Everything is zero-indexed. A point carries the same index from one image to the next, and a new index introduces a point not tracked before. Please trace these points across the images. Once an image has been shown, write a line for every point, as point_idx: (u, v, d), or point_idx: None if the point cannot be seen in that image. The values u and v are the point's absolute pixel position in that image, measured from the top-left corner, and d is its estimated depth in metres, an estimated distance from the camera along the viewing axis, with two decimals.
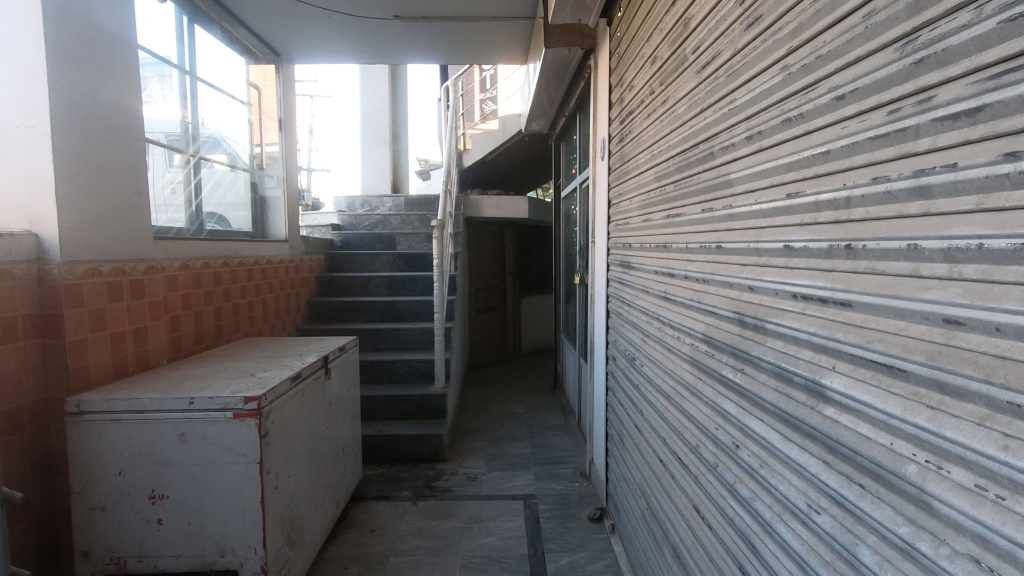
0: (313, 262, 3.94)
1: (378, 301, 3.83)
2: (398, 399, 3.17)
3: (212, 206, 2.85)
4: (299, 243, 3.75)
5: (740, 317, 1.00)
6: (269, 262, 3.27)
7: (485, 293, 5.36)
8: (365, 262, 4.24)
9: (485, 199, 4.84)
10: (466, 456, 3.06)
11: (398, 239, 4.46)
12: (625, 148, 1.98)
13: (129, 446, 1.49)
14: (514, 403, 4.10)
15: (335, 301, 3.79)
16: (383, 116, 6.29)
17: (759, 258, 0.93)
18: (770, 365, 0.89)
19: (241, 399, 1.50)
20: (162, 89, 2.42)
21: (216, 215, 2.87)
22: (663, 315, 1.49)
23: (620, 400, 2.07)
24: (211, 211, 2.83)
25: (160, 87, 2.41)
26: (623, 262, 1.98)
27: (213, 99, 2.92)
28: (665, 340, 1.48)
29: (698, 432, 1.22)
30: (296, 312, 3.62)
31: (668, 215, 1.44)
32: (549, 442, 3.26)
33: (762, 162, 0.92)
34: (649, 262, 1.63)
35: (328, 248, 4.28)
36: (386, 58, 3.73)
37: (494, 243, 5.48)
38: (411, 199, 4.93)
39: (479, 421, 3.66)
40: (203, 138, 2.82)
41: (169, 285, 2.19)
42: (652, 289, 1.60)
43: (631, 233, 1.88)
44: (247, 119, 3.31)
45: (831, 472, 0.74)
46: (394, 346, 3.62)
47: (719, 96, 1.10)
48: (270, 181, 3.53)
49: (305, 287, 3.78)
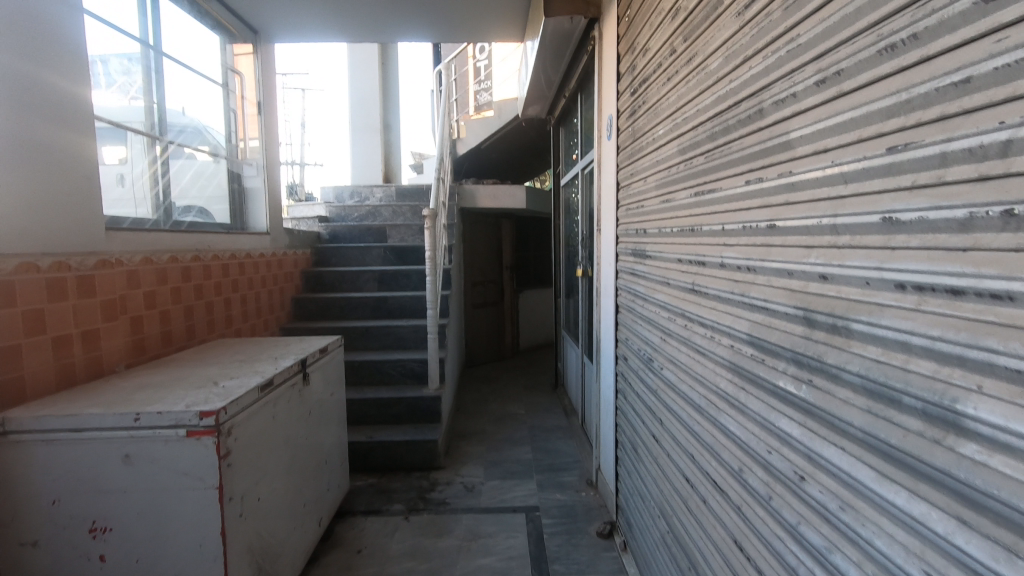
0: (297, 255, 3.70)
1: (368, 297, 3.60)
2: (389, 403, 2.95)
3: (182, 199, 2.62)
4: (283, 236, 3.51)
5: (806, 315, 0.78)
6: (249, 256, 3.03)
7: (483, 288, 5.14)
8: (354, 256, 4.01)
9: (481, 188, 4.61)
10: (462, 462, 2.85)
11: (389, 231, 4.23)
12: (638, 121, 1.76)
13: (64, 471, 1.27)
14: (513, 403, 3.89)
15: (321, 297, 3.56)
16: (373, 106, 6.03)
17: (837, 238, 0.72)
18: (857, 377, 0.68)
19: (195, 413, 1.28)
20: (126, 69, 2.21)
21: (195, 208, 2.73)
22: (690, 311, 1.27)
23: (632, 404, 1.85)
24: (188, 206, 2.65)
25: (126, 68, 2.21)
26: (636, 250, 1.77)
27: (184, 82, 2.69)
28: (691, 340, 1.26)
29: (742, 453, 1.00)
30: (278, 308, 3.37)
31: (697, 193, 1.22)
32: (551, 446, 3.05)
33: (843, 111, 0.70)
34: (670, 251, 1.41)
35: (315, 241, 4.05)
36: (373, 37, 3.49)
37: (492, 235, 5.25)
38: (403, 190, 4.67)
39: (476, 423, 3.45)
40: (177, 129, 2.63)
41: (129, 281, 1.95)
42: (674, 281, 1.38)
43: (646, 217, 1.66)
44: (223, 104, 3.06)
45: (968, 535, 0.52)
46: (385, 345, 3.40)
47: (771, 37, 0.88)
48: (249, 170, 3.27)
49: (288, 282, 3.54)
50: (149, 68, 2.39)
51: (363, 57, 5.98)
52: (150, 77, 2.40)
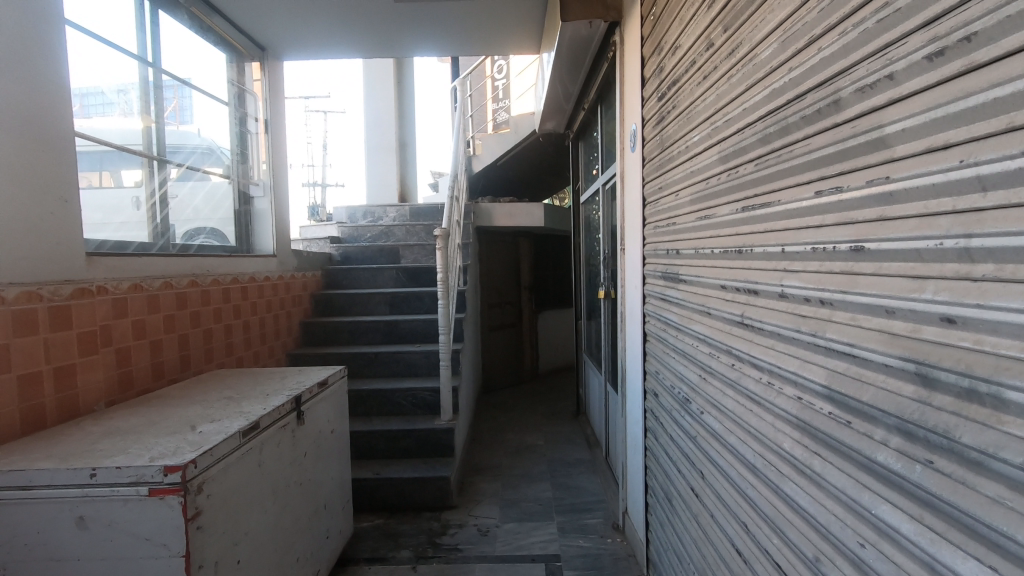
0: (306, 278, 3.56)
1: (378, 321, 3.44)
2: (399, 436, 2.76)
3: (186, 222, 2.51)
4: (291, 257, 3.39)
5: (921, 371, 0.58)
6: (255, 279, 2.90)
7: (500, 309, 4.95)
8: (366, 278, 3.87)
9: (497, 206, 4.45)
10: (477, 501, 2.64)
11: (402, 252, 4.09)
12: (665, 129, 1.57)
13: (11, 535, 1.10)
14: (532, 433, 3.67)
15: (330, 322, 3.41)
16: (388, 124, 5.95)
17: (972, 268, 0.52)
18: (1019, 470, 0.47)
19: (159, 468, 1.11)
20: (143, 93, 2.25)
21: (206, 230, 2.66)
22: (737, 349, 1.06)
23: (665, 447, 1.63)
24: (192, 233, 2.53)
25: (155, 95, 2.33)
26: (666, 273, 1.57)
27: (188, 98, 2.59)
28: (739, 383, 1.05)
29: (816, 536, 0.78)
30: (286, 333, 3.22)
31: (745, 207, 1.02)
32: (573, 483, 2.82)
33: (979, 90, 0.51)
34: (709, 275, 1.21)
35: (325, 263, 3.92)
36: (385, 52, 3.38)
37: (509, 254, 5.08)
38: (417, 208, 4.53)
39: (493, 456, 3.24)
40: (185, 151, 2.54)
41: (115, 311, 1.81)
42: (714, 311, 1.18)
43: (678, 236, 1.47)
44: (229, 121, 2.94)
45: None
46: (396, 373, 3.23)
47: (850, 7, 0.69)
48: (256, 190, 3.14)
49: (297, 306, 3.40)
50: (176, 94, 2.49)
51: (378, 76, 5.91)
52: (175, 103, 2.47)
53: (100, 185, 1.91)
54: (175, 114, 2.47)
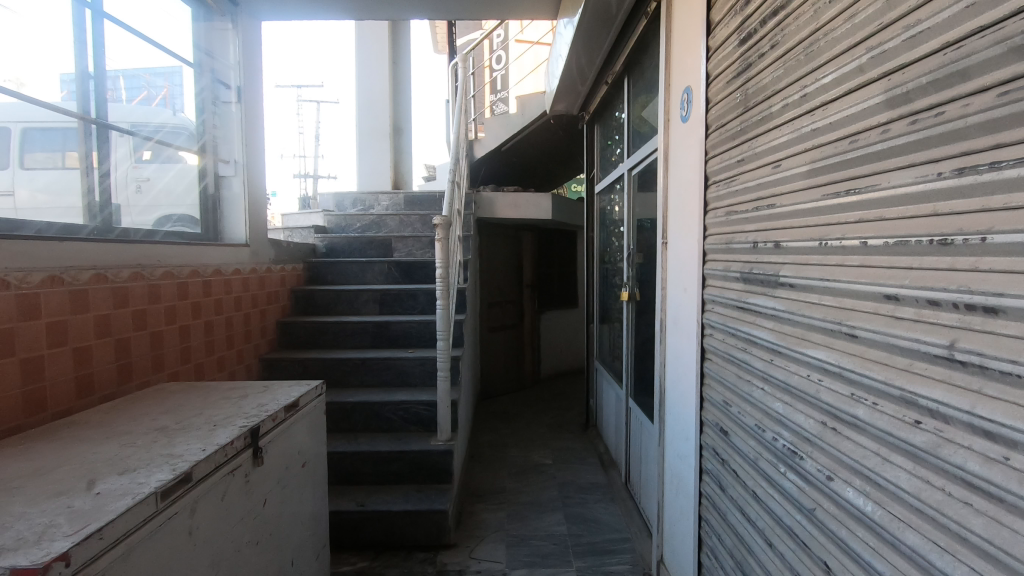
0: (284, 271, 3.14)
1: (367, 322, 3.03)
2: (388, 458, 2.36)
3: (144, 206, 2.14)
4: (269, 248, 2.97)
5: None
6: (226, 272, 2.49)
7: (501, 309, 4.55)
8: (354, 273, 3.45)
9: (501, 196, 4.03)
10: (479, 538, 2.24)
11: (395, 244, 3.67)
12: (752, 79, 1.18)
13: None
14: (538, 449, 3.27)
15: (312, 322, 3.00)
16: (382, 106, 5.49)
17: None
18: None
19: (3, 571, 0.70)
20: (135, 81, 2.11)
21: (173, 217, 2.34)
22: (927, 398, 0.67)
23: (738, 502, 1.24)
24: (145, 228, 2.12)
25: (146, 82, 2.17)
26: (747, 273, 1.18)
27: (151, 61, 2.21)
28: (924, 452, 0.67)
29: None
30: (258, 335, 2.79)
31: (959, 168, 0.63)
32: (590, 515, 2.43)
33: None
34: (852, 278, 0.82)
35: (308, 255, 3.49)
36: (379, 15, 2.96)
37: (511, 249, 4.67)
38: (412, 196, 4.10)
39: (495, 478, 2.84)
40: (166, 127, 2.30)
41: (21, 311, 1.41)
42: (866, 333, 0.79)
43: (775, 222, 1.07)
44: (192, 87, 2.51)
45: None
46: (386, 382, 2.82)
47: None
48: (226, 168, 2.69)
49: (273, 303, 2.97)
50: (167, 81, 2.31)
51: (373, 53, 5.45)
52: (166, 91, 2.29)
53: (68, 167, 1.77)
54: (166, 101, 2.29)
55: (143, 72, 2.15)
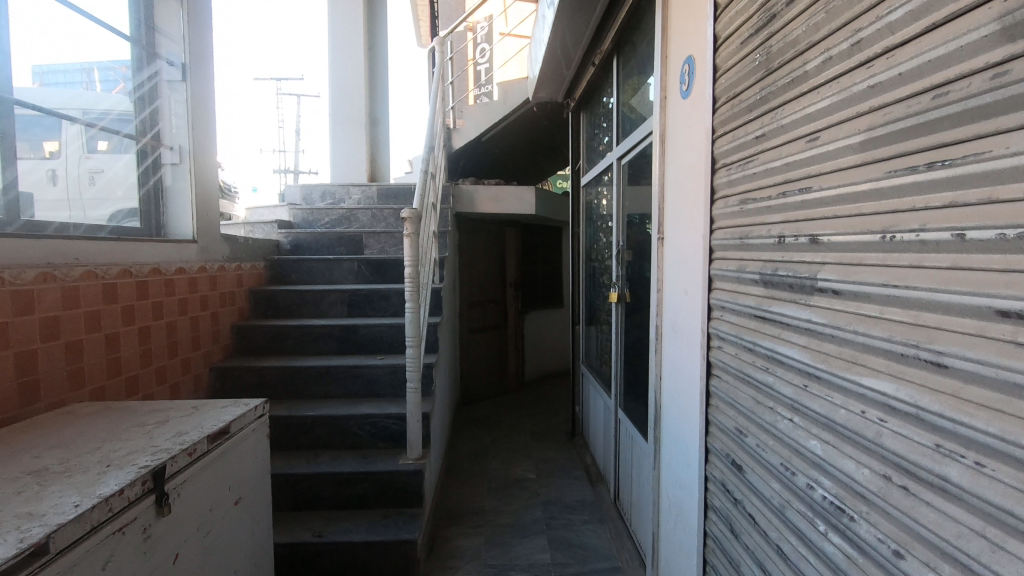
0: (241, 270, 2.86)
1: (332, 326, 2.76)
2: (351, 480, 2.12)
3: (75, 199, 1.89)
4: (223, 244, 2.69)
5: None
6: (169, 271, 2.22)
7: (482, 309, 4.30)
8: (320, 271, 3.19)
9: (481, 189, 3.78)
10: (453, 570, 2.00)
11: (367, 240, 3.40)
12: (776, 36, 0.95)
13: None
14: (520, 462, 3.03)
15: (271, 326, 2.73)
16: (358, 96, 5.19)
17: None
18: None
19: None
20: (109, 73, 2.08)
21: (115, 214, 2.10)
22: None
23: (756, 556, 1.01)
24: (64, 223, 1.82)
25: (121, 75, 2.13)
26: (770, 276, 0.95)
27: (88, 51, 1.97)
28: None
29: None
30: (208, 341, 2.51)
31: None
32: (576, 539, 2.20)
33: None
34: (940, 286, 0.59)
35: (270, 253, 3.21)
36: None
37: (493, 245, 4.42)
38: (386, 189, 3.82)
39: (473, 496, 2.60)
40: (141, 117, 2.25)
41: None
42: (963, 364, 0.56)
43: (812, 212, 0.84)
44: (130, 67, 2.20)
45: None
46: (352, 392, 2.56)
47: None
48: (169, 155, 2.39)
49: (228, 305, 2.70)
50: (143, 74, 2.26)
51: (347, 39, 5.15)
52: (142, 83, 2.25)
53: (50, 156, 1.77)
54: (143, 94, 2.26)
55: (118, 63, 2.11)
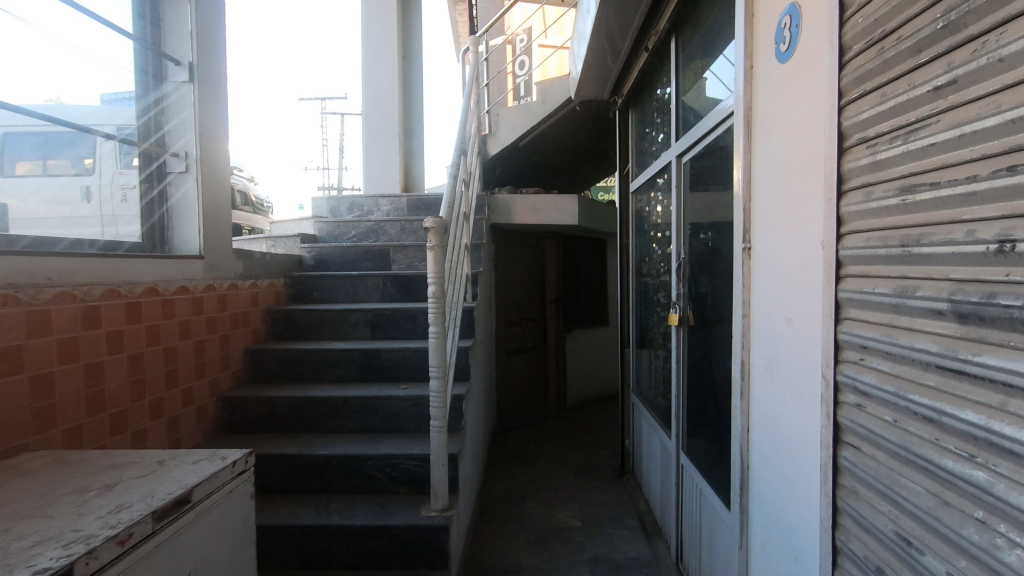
0: (257, 288, 2.63)
1: (352, 350, 2.48)
2: (365, 534, 1.82)
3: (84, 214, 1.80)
4: (236, 260, 2.47)
5: None
6: (169, 291, 1.99)
7: (520, 329, 3.98)
8: (344, 289, 2.93)
9: (518, 198, 3.47)
10: None
11: (393, 255, 3.13)
12: None
13: None
14: (562, 505, 2.66)
15: (286, 350, 2.48)
16: (391, 106, 5.00)
17: None
18: None
19: None
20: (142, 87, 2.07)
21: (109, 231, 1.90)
22: None
23: None
24: (85, 237, 1.78)
25: (152, 87, 2.12)
26: (981, 307, 0.59)
27: (88, 53, 1.81)
28: None
29: None
30: (216, 368, 2.27)
31: None
32: None
33: None
34: None
35: (291, 269, 2.99)
36: None
37: (532, 260, 4.10)
38: (416, 200, 3.56)
39: (510, 549, 2.25)
40: (172, 125, 2.19)
41: None
42: None
43: None
44: (137, 73, 2.05)
45: None
46: (372, 426, 2.27)
47: None
48: (175, 163, 2.18)
49: (240, 327, 2.47)
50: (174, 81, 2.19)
51: (381, 47, 4.97)
52: (172, 91, 2.19)
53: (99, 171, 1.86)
54: (176, 100, 2.19)
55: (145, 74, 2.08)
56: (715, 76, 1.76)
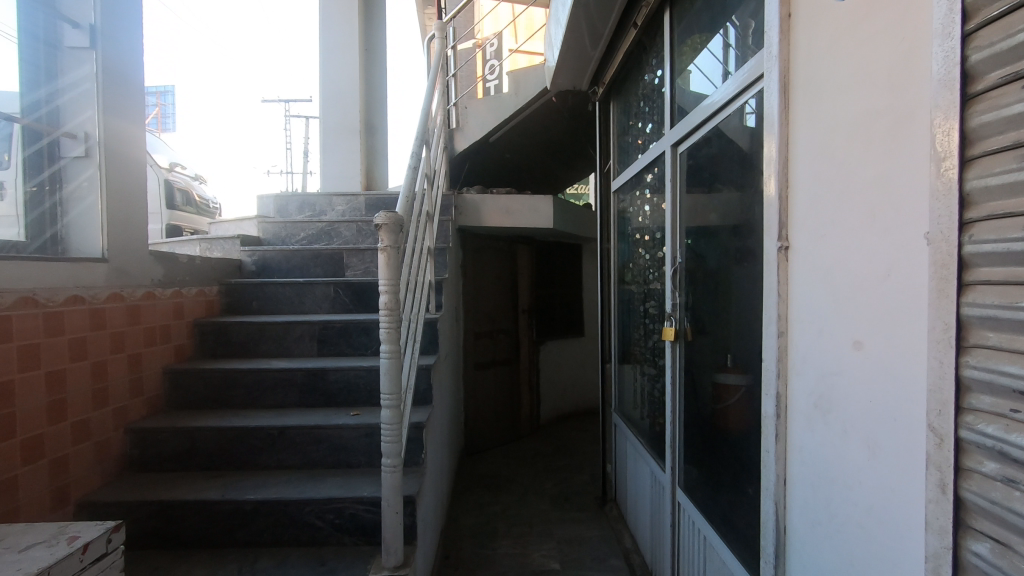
0: (182, 297, 2.25)
1: (294, 369, 2.12)
2: None
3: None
4: (155, 264, 2.09)
5: None
6: (59, 302, 1.61)
7: (490, 341, 3.66)
8: (288, 298, 2.57)
9: (488, 198, 3.16)
10: None
11: (347, 259, 2.78)
12: None
13: None
14: (538, 543, 2.35)
15: (215, 371, 2.11)
16: (351, 100, 4.63)
17: None
18: None
19: None
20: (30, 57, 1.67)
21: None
22: None
23: None
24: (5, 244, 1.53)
25: (42, 57, 1.71)
26: None
27: None
28: None
29: None
30: (125, 394, 1.89)
31: None
32: None
33: None
34: None
35: (226, 275, 2.61)
36: None
37: (503, 266, 3.80)
38: (375, 199, 3.22)
39: None
40: (71, 102, 1.79)
41: None
42: None
43: None
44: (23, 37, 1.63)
45: None
46: (314, 461, 1.92)
47: None
48: (72, 145, 1.78)
49: (159, 343, 2.09)
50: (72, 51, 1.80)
51: (339, 38, 4.61)
52: (69, 62, 1.79)
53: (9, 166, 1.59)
54: (75, 74, 1.80)
55: (34, 40, 1.68)
56: (698, 70, 1.65)
